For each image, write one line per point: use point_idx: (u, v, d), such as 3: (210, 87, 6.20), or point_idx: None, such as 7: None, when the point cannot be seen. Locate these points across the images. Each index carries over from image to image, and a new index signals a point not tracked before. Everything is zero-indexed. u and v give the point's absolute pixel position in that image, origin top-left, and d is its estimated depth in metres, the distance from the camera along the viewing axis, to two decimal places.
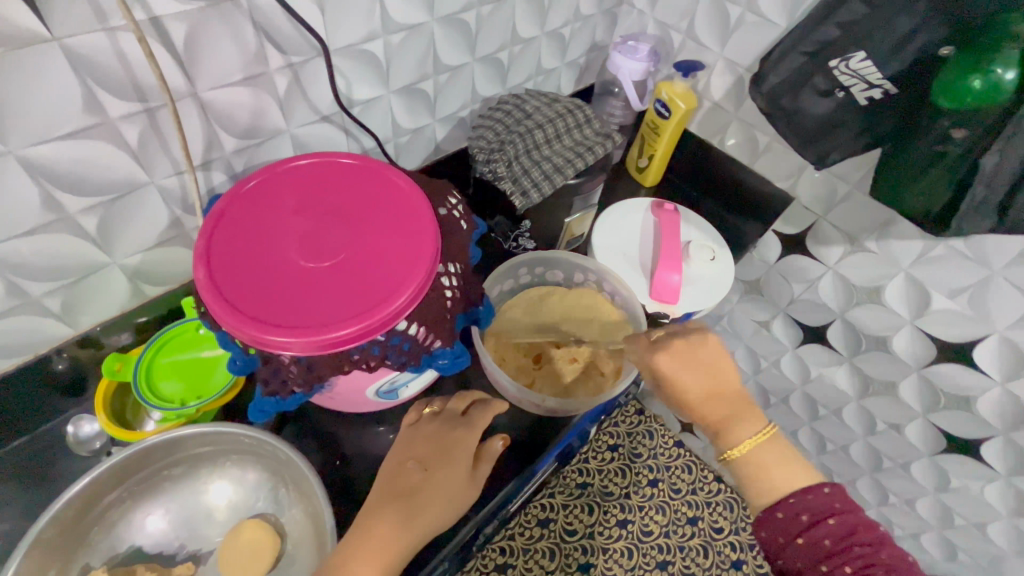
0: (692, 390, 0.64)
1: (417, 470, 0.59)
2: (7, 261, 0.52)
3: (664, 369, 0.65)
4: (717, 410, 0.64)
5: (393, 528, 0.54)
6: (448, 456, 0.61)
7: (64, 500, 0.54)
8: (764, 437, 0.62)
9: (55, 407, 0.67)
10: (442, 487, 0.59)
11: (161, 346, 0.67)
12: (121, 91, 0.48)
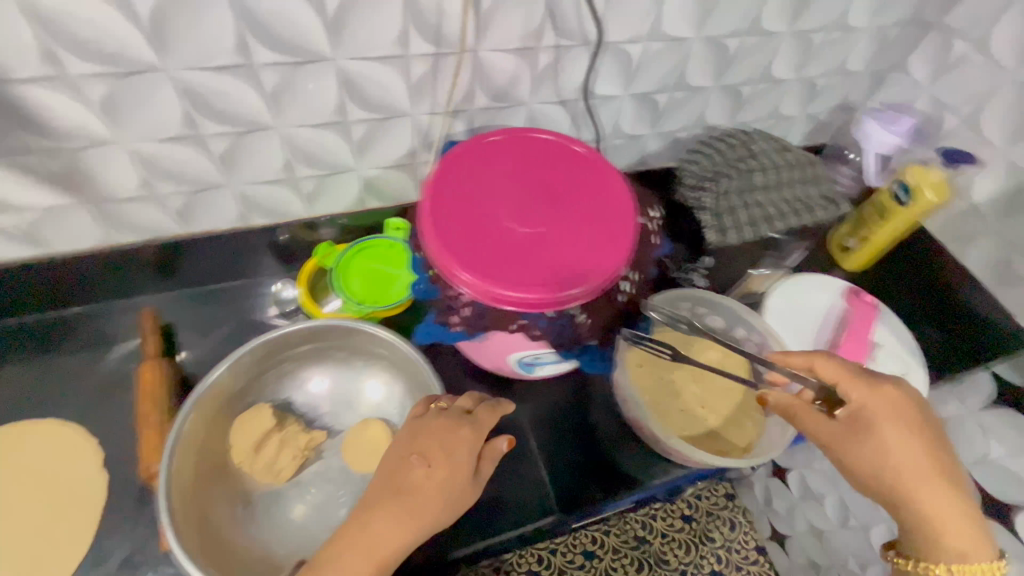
0: (898, 470, 0.50)
1: (416, 469, 0.51)
2: (295, 143, 0.63)
3: (881, 430, 0.52)
4: (936, 499, 0.50)
5: (385, 532, 0.48)
6: (450, 454, 0.52)
7: (262, 339, 0.65)
8: (983, 563, 0.49)
9: (272, 269, 0.81)
10: (441, 490, 0.50)
11: (361, 248, 0.78)
12: (427, 35, 0.56)
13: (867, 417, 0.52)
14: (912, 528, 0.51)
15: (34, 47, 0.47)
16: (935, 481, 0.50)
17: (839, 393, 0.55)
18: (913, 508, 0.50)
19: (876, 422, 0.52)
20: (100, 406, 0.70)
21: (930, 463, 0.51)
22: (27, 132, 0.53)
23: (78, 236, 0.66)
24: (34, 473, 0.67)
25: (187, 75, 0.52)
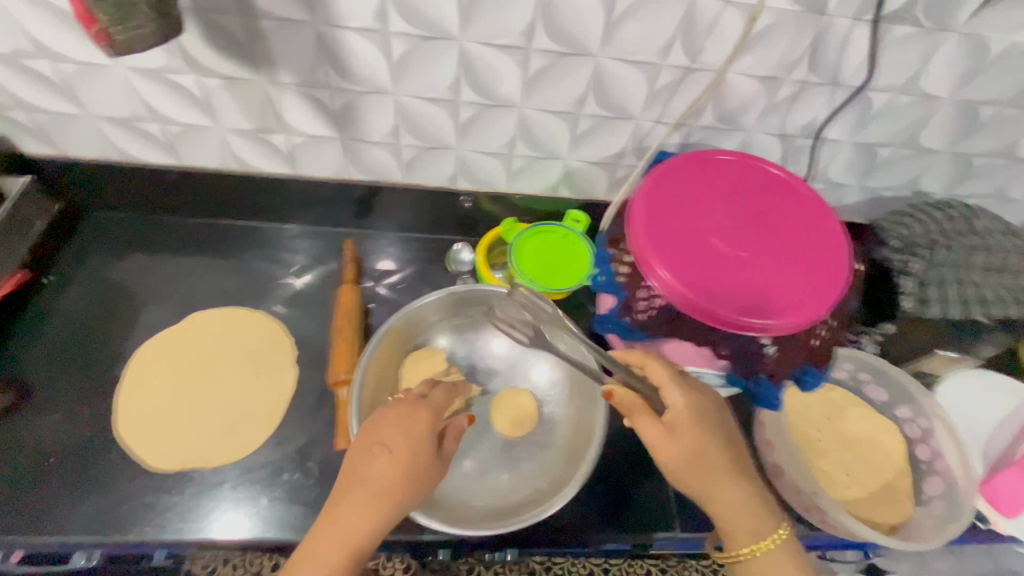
0: (714, 473, 0.54)
1: (376, 458, 0.53)
2: (527, 123, 0.69)
3: (691, 437, 0.55)
4: (752, 527, 0.54)
5: (354, 524, 0.51)
6: (418, 443, 0.55)
7: (459, 288, 0.72)
8: (772, 550, 0.54)
9: (455, 231, 0.88)
10: (401, 472, 0.53)
11: (539, 232, 0.82)
12: (686, 48, 0.60)
13: (680, 422, 0.55)
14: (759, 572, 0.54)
15: (375, 6, 0.55)
16: (761, 515, 0.54)
17: (662, 398, 0.58)
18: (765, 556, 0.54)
19: (699, 432, 0.55)
20: (294, 308, 0.79)
21: (722, 473, 0.55)
22: (332, 72, 0.62)
23: (324, 163, 0.75)
24: (235, 363, 0.74)
25: (473, 48, 0.60)
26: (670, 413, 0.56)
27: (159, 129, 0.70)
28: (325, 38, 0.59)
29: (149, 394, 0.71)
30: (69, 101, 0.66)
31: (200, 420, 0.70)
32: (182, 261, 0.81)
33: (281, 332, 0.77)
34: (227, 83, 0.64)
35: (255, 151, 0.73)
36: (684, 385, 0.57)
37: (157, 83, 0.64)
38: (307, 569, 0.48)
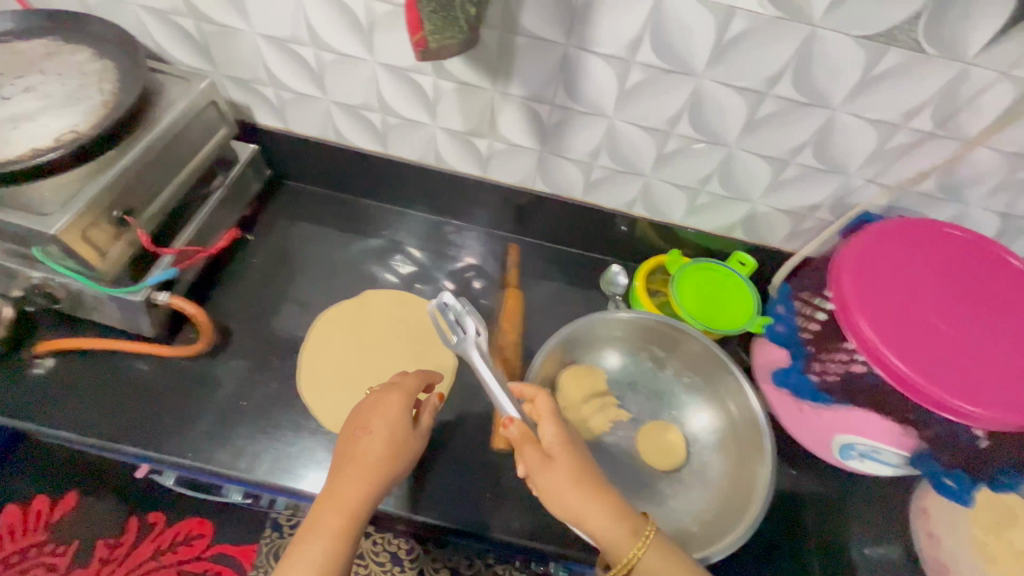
0: (584, 483, 0.52)
1: (363, 436, 0.57)
2: (731, 163, 0.68)
3: (561, 451, 0.54)
4: (624, 534, 0.50)
5: (354, 488, 0.53)
6: (387, 421, 0.59)
7: (634, 315, 0.72)
8: (653, 542, 0.50)
9: (612, 252, 0.89)
10: (387, 441, 0.57)
11: (701, 267, 0.83)
12: (937, 115, 0.57)
13: (548, 457, 0.53)
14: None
15: (630, 36, 0.56)
16: (619, 517, 0.51)
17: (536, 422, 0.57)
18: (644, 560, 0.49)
19: (574, 456, 0.54)
20: (456, 303, 0.84)
21: (590, 482, 0.52)
22: (562, 89, 0.63)
23: (513, 171, 0.78)
24: (404, 342, 0.79)
25: (711, 86, 0.59)
26: (544, 432, 0.55)
27: (379, 119, 0.74)
28: (570, 59, 0.60)
29: (325, 355, 0.76)
30: (311, 84, 0.71)
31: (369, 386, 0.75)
32: (365, 244, 0.89)
33: (442, 322, 0.81)
34: (459, 87, 0.67)
35: (454, 151, 0.77)
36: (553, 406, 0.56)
37: (394, 78, 0.67)
38: (304, 552, 0.49)
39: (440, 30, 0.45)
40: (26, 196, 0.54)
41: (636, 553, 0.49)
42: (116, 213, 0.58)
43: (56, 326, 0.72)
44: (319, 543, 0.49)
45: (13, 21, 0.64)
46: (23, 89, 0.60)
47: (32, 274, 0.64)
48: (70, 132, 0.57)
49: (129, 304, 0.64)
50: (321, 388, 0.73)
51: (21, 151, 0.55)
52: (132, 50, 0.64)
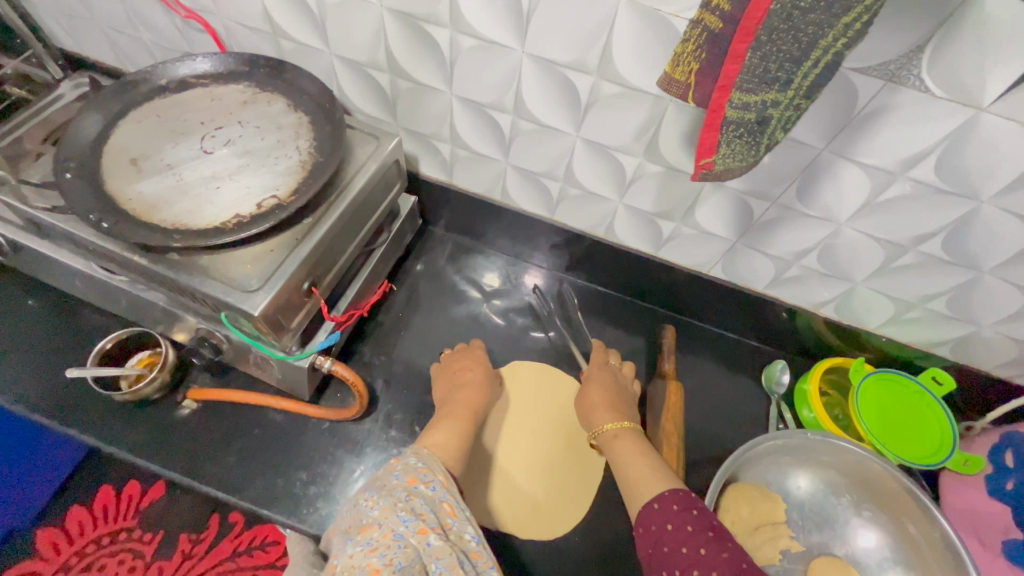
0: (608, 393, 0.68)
1: (466, 370, 0.69)
2: (973, 286, 0.58)
3: (599, 372, 0.71)
4: (608, 418, 0.64)
5: (471, 398, 0.64)
6: (479, 361, 0.71)
7: (824, 437, 0.65)
8: (628, 433, 0.61)
9: (775, 343, 0.81)
10: (483, 375, 0.68)
11: (886, 377, 0.73)
12: None
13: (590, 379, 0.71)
14: (613, 458, 0.60)
15: (910, 152, 0.48)
16: (611, 412, 0.65)
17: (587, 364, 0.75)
18: (615, 441, 0.61)
19: (601, 377, 0.71)
20: None
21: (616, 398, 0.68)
22: (793, 190, 0.56)
23: (693, 255, 0.71)
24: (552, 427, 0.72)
25: (990, 212, 0.50)
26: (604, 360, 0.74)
27: (557, 188, 0.69)
28: (819, 165, 0.52)
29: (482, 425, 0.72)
30: (495, 146, 0.66)
31: (516, 479, 0.69)
32: (506, 302, 0.84)
33: None
34: (666, 173, 0.60)
35: (631, 228, 0.71)
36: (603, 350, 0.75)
37: (593, 153, 0.61)
38: (443, 430, 0.57)
39: (735, 153, 0.38)
40: (227, 267, 0.51)
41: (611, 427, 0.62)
42: (305, 285, 0.55)
43: (207, 371, 0.70)
44: (458, 428, 0.58)
45: (212, 63, 0.62)
46: (223, 142, 0.57)
47: (201, 326, 0.62)
48: (271, 199, 0.54)
49: (295, 368, 0.61)
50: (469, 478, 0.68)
51: (224, 218, 0.52)
52: (329, 105, 0.60)
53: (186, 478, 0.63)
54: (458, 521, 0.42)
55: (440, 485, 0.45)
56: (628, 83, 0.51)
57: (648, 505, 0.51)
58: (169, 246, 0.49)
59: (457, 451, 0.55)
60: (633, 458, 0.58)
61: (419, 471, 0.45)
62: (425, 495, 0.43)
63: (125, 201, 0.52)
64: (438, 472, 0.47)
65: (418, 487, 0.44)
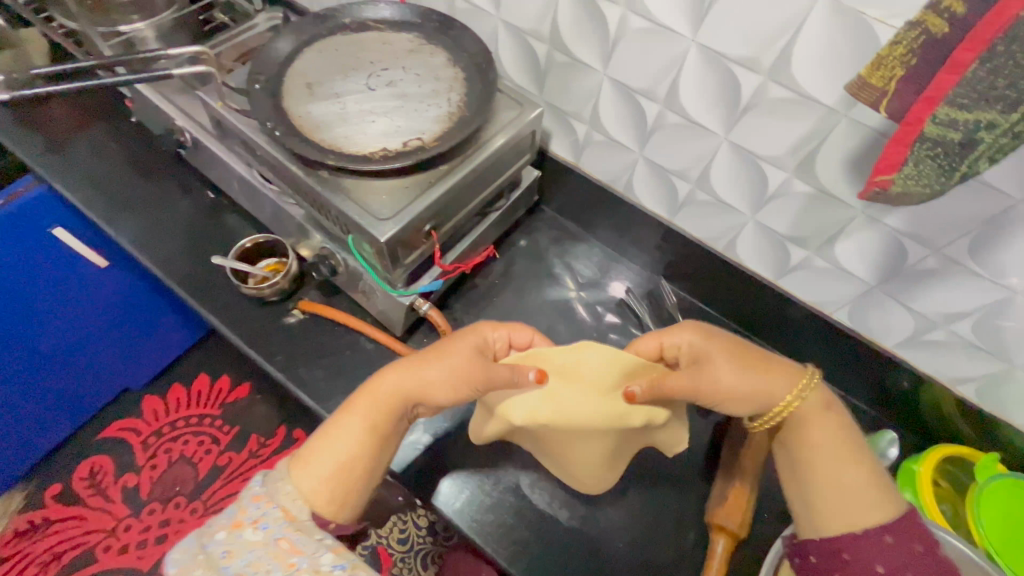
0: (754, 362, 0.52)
1: (428, 355, 0.52)
2: None
3: (708, 346, 0.53)
4: (784, 385, 0.51)
5: (391, 385, 0.50)
6: (452, 349, 0.52)
7: None
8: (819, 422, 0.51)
9: (888, 413, 0.72)
10: (433, 366, 0.51)
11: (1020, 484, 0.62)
12: None
13: (699, 348, 0.53)
14: (800, 445, 0.51)
15: None
16: (775, 376, 0.51)
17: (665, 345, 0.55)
18: (810, 430, 0.51)
19: (725, 347, 0.53)
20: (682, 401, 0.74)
21: (746, 357, 0.52)
22: (965, 241, 0.49)
23: (819, 291, 0.65)
24: (593, 402, 0.53)
25: None
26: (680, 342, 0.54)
27: (686, 190, 0.66)
28: (1010, 220, 0.46)
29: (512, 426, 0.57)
30: (634, 135, 0.65)
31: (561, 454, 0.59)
32: (600, 294, 0.83)
33: None
34: (814, 195, 0.55)
35: (756, 248, 0.67)
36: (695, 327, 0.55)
37: (738, 160, 0.58)
38: (331, 429, 0.48)
39: (921, 176, 0.34)
40: (365, 194, 0.56)
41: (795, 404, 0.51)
42: (426, 228, 0.58)
43: (318, 289, 0.76)
44: (354, 436, 0.48)
45: (391, 12, 0.67)
46: (385, 82, 0.62)
47: (326, 245, 0.68)
48: (416, 141, 0.57)
49: (396, 303, 0.65)
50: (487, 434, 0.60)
51: (373, 149, 0.56)
52: (485, 66, 0.63)
53: (283, 376, 0.70)
54: (304, 557, 0.40)
55: (271, 519, 0.42)
56: (801, 89, 0.48)
57: (878, 535, 0.45)
58: (323, 163, 0.54)
59: (338, 458, 0.47)
60: (834, 457, 0.50)
61: (251, 508, 0.42)
62: (249, 540, 0.41)
63: (296, 118, 0.58)
64: (275, 502, 0.43)
65: (244, 529, 0.41)
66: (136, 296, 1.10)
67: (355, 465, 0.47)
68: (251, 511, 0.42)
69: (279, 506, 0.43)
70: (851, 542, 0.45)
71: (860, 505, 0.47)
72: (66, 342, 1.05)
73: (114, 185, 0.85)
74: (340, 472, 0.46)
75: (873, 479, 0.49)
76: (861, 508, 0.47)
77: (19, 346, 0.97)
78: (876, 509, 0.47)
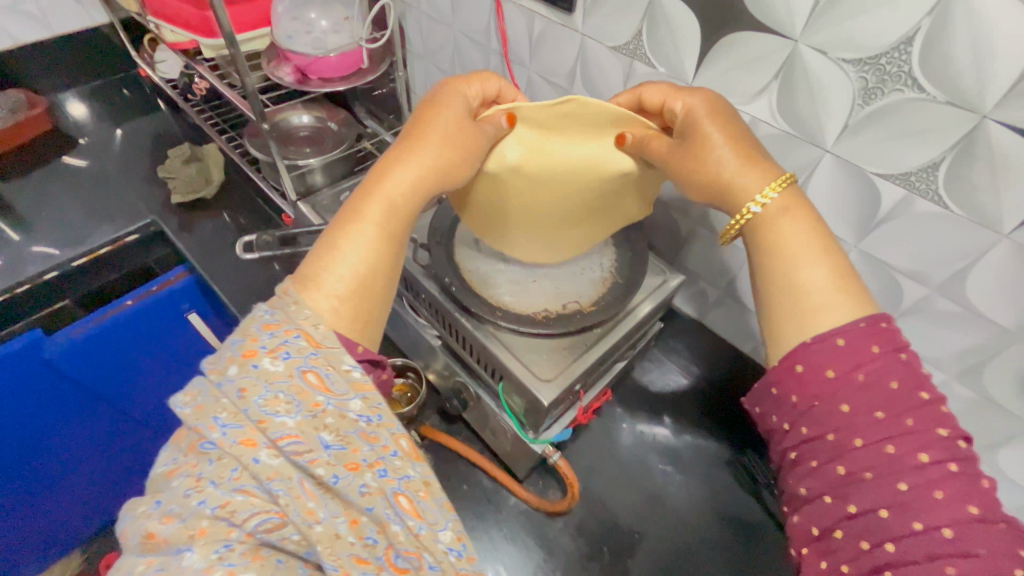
0: (745, 145, 0.47)
1: (423, 130, 0.49)
2: None
3: (702, 118, 0.48)
4: (758, 179, 0.45)
5: (406, 175, 0.47)
6: (450, 121, 0.49)
7: None
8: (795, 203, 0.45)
9: None
10: (443, 138, 0.48)
11: None
12: None
13: (697, 116, 0.48)
14: (771, 245, 0.44)
15: None
16: (757, 168, 0.45)
17: (667, 106, 0.50)
18: (772, 228, 0.44)
19: (715, 120, 0.48)
20: None
21: (743, 146, 0.47)
22: None
23: None
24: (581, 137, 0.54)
25: None
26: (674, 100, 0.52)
27: None
28: None
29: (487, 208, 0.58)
30: None
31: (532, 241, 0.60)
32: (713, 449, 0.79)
33: None
34: (976, 402, 0.55)
35: None
36: (696, 95, 0.49)
37: None
38: (342, 241, 0.43)
39: None
40: (527, 352, 0.59)
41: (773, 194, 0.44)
42: (577, 387, 0.61)
43: (438, 414, 0.78)
44: (372, 243, 0.44)
45: None
46: None
47: (460, 377, 0.70)
48: (574, 303, 0.62)
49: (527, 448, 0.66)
50: (483, 221, 0.60)
51: (536, 309, 0.61)
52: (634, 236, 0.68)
53: None
54: (332, 399, 0.34)
55: (295, 348, 0.35)
56: (974, 307, 0.50)
57: (829, 339, 0.40)
58: (492, 320, 0.59)
59: (365, 261, 0.43)
60: (796, 239, 0.44)
61: (265, 341, 0.35)
62: (267, 371, 0.34)
63: (466, 273, 0.64)
64: (296, 335, 0.36)
65: (260, 360, 0.34)
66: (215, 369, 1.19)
67: (377, 277, 0.43)
68: (268, 340, 0.35)
69: (303, 333, 0.36)
70: (806, 352, 0.41)
71: (823, 305, 0.42)
72: (148, 407, 1.13)
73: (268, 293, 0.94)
74: (356, 290, 0.42)
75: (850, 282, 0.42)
76: (830, 308, 0.42)
77: (107, 407, 1.06)
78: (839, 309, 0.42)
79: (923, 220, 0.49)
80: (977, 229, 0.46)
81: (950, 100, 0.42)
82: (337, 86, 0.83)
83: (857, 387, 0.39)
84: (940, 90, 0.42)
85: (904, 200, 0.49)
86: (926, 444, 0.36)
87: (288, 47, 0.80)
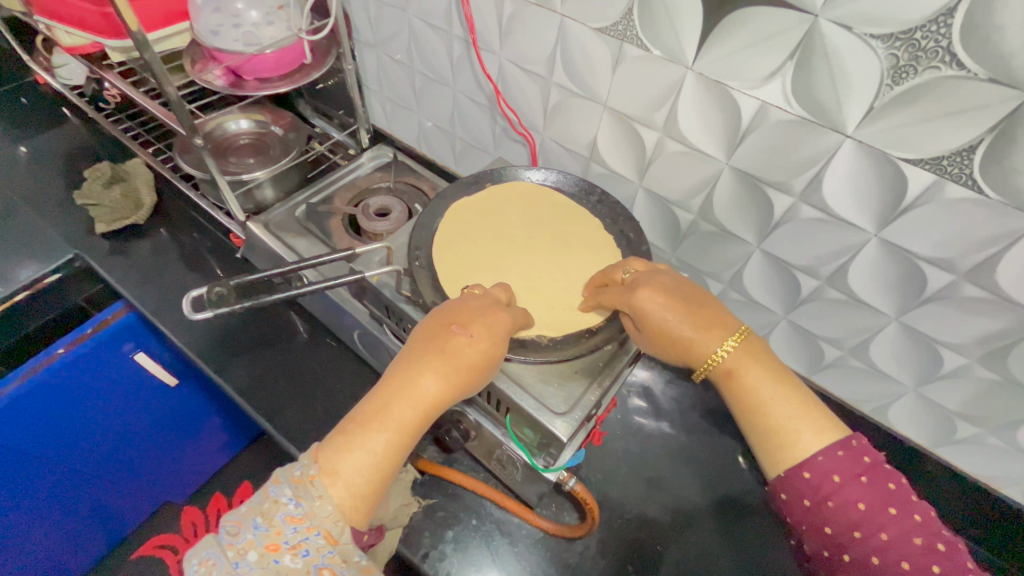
0: (705, 315, 0.50)
1: (468, 341, 0.49)
2: None
3: (654, 309, 0.50)
4: (709, 339, 0.49)
5: (439, 391, 0.47)
6: (491, 334, 0.50)
7: None
8: (750, 354, 0.48)
9: None
10: (481, 357, 0.49)
11: None
12: None
13: (649, 311, 0.50)
14: (735, 396, 0.48)
15: None
16: (708, 328, 0.49)
17: (623, 303, 0.52)
18: (737, 379, 0.48)
19: (673, 305, 0.50)
20: None
21: (695, 311, 0.50)
22: None
23: (992, 464, 0.62)
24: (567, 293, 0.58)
25: None
26: (627, 273, 0.55)
27: (835, 355, 0.64)
28: None
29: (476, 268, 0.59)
30: (780, 301, 0.64)
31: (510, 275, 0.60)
32: (724, 443, 0.77)
33: None
34: (998, 381, 0.54)
35: (914, 418, 0.64)
36: (653, 285, 0.51)
37: (907, 339, 0.57)
38: (367, 441, 0.44)
39: None
40: (536, 382, 0.53)
41: (723, 353, 0.48)
42: (593, 413, 0.55)
43: (434, 444, 0.73)
44: (388, 455, 0.45)
45: (543, 175, 0.68)
46: (536, 251, 0.62)
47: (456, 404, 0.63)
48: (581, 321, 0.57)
49: (540, 477, 0.61)
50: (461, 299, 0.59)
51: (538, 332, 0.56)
52: (631, 235, 0.62)
53: (405, 550, 0.64)
54: None
55: (314, 546, 0.41)
56: (1004, 293, 0.48)
57: (796, 472, 0.43)
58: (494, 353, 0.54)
59: (374, 474, 0.44)
60: (758, 388, 0.47)
61: (287, 526, 0.41)
62: (288, 568, 0.41)
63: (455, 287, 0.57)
64: (319, 525, 0.41)
65: (282, 555, 0.41)
66: (176, 405, 1.06)
67: (381, 478, 0.44)
68: (289, 535, 0.41)
69: (321, 530, 0.41)
70: (788, 483, 0.43)
71: (789, 434, 0.45)
72: (107, 455, 1.00)
73: (226, 327, 0.83)
74: (365, 492, 0.44)
75: (810, 405, 0.46)
76: (800, 437, 0.44)
77: (52, 468, 0.91)
78: (808, 434, 0.44)
79: (953, 206, 0.45)
80: (1014, 213, 0.43)
81: (992, 77, 0.39)
82: (278, 88, 0.73)
83: (831, 511, 0.41)
84: (983, 66, 0.39)
85: (934, 185, 0.45)
86: (907, 554, 0.38)
87: (215, 46, 0.68)
